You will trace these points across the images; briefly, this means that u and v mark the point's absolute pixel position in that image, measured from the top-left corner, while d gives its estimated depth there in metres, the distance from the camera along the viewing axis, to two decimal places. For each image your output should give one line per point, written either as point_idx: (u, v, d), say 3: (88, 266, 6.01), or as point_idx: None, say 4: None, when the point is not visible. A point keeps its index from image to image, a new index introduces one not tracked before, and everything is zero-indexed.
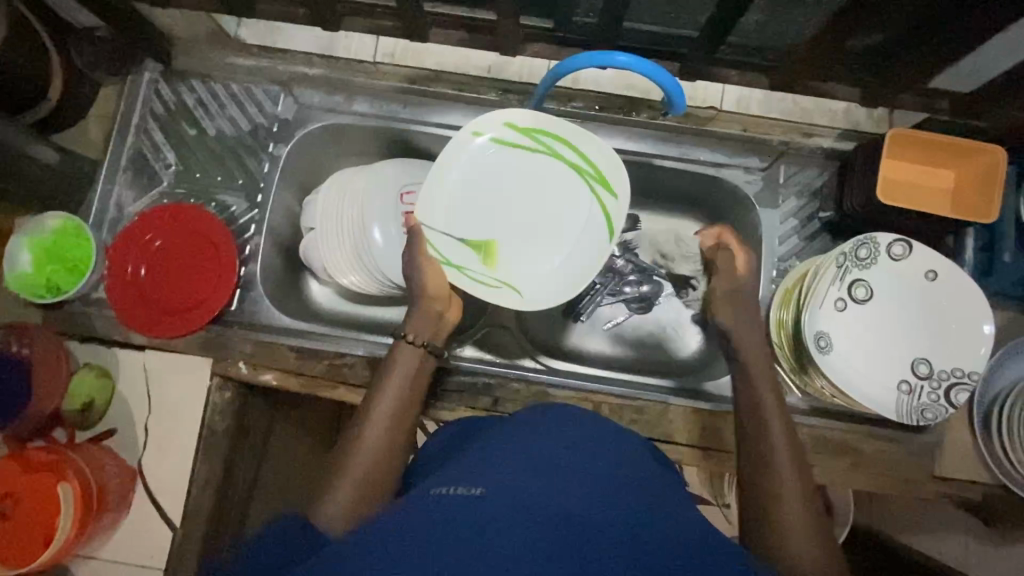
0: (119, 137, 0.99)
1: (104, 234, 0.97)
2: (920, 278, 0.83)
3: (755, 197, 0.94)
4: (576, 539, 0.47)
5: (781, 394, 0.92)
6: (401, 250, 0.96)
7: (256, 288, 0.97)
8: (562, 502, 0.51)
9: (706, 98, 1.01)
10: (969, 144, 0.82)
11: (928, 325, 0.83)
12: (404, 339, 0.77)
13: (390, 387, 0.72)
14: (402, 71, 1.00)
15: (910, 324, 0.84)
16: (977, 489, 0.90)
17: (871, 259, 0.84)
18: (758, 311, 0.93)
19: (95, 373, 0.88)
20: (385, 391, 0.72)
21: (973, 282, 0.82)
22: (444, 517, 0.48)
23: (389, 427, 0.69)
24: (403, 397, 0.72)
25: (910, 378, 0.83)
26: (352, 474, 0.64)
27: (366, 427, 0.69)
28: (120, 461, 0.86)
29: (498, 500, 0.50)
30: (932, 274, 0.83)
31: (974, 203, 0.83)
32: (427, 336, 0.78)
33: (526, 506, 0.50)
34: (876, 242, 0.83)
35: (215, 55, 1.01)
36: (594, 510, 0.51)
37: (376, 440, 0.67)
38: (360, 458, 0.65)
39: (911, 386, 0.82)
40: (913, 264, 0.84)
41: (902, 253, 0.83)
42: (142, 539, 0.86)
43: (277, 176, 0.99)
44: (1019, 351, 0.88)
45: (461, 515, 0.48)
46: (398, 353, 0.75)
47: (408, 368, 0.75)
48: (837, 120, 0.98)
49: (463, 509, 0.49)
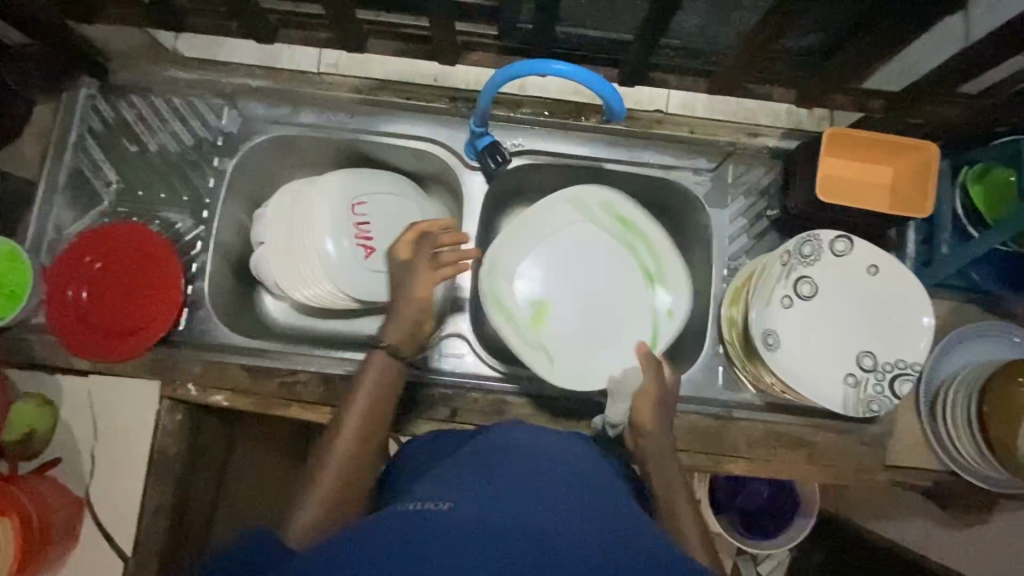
0: (55, 157, 0.96)
1: (43, 257, 0.94)
2: (863, 272, 0.85)
3: (704, 198, 0.96)
4: (558, 552, 0.46)
5: (735, 392, 0.93)
6: (355, 262, 0.95)
7: (205, 307, 0.95)
8: (535, 511, 0.50)
9: (652, 102, 1.01)
10: (906, 140, 0.84)
11: (872, 320, 0.85)
12: (379, 347, 0.76)
13: (364, 392, 0.73)
14: (348, 82, 0.99)
15: (857, 319, 0.85)
16: (926, 476, 0.92)
17: (815, 256, 0.85)
18: (710, 308, 0.95)
19: (34, 402, 0.85)
20: (359, 394, 0.73)
21: (909, 274, 0.85)
22: (418, 529, 0.46)
23: (361, 432, 0.71)
24: (375, 400, 0.73)
25: (856, 371, 0.84)
26: (320, 484, 0.65)
27: (338, 437, 0.70)
28: (66, 490, 0.84)
29: (473, 510, 0.48)
30: (873, 268, 0.85)
31: (910, 196, 0.85)
32: (399, 342, 0.77)
33: (499, 515, 0.48)
34: (818, 238, 0.85)
35: (154, 69, 0.98)
36: (572, 524, 0.50)
37: (347, 459, 0.68)
38: (330, 466, 0.67)
39: (858, 379, 0.84)
40: (856, 258, 0.85)
41: (844, 249, 0.85)
42: (93, 571, 0.83)
43: (224, 191, 0.97)
44: (959, 340, 0.91)
45: (437, 530, 0.46)
46: (369, 362, 0.76)
47: (384, 378, 0.75)
48: (780, 120, 1.00)
49: (439, 521, 0.47)
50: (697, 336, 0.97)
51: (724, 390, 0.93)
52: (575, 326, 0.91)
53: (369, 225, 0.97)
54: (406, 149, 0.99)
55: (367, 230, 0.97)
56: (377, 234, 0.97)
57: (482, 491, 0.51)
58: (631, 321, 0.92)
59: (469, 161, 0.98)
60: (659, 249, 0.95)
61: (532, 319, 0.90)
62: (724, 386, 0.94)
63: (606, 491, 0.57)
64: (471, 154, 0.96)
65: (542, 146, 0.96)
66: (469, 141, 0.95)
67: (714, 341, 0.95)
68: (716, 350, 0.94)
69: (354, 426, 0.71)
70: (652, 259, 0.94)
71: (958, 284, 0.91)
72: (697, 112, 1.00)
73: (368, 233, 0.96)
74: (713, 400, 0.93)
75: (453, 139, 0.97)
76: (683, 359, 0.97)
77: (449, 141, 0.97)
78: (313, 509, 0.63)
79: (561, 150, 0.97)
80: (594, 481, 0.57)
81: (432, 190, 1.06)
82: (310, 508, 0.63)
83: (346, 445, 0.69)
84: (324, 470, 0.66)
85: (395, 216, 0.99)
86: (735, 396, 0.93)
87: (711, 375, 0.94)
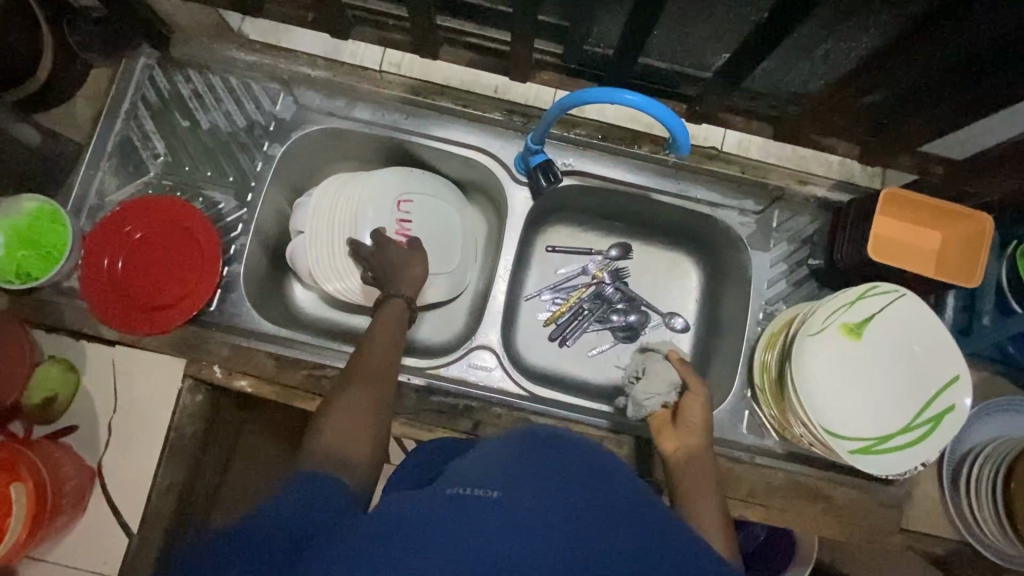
0: (106, 123, 0.95)
1: (83, 221, 0.93)
2: (924, 354, 0.83)
3: (746, 239, 0.96)
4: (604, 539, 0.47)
5: (759, 438, 0.94)
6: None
7: (237, 290, 0.94)
8: (579, 505, 0.49)
9: (708, 138, 0.98)
10: (959, 208, 0.83)
11: (929, 402, 0.82)
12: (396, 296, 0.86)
13: (380, 337, 0.81)
14: (406, 82, 0.98)
15: (917, 400, 0.82)
16: (940, 543, 0.92)
17: (878, 325, 0.84)
18: (743, 352, 0.95)
19: (60, 367, 0.85)
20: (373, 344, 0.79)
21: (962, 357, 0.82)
22: (461, 514, 0.47)
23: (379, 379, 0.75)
24: (388, 351, 0.79)
25: (899, 442, 0.81)
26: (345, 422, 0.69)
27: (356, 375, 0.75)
28: (79, 459, 0.83)
29: (515, 507, 0.48)
30: (934, 348, 0.82)
31: (958, 264, 0.84)
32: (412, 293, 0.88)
33: (545, 513, 0.47)
34: (880, 304, 0.83)
35: (215, 47, 0.98)
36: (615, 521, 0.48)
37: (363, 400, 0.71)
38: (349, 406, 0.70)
39: (901, 447, 0.81)
40: (926, 340, 0.83)
41: (910, 322, 0.83)
42: (96, 543, 0.82)
43: (270, 176, 0.97)
44: (989, 412, 0.91)
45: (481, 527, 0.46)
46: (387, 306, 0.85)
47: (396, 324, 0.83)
48: (834, 172, 0.98)
49: (485, 517, 0.47)
50: (725, 376, 0.97)
51: (747, 434, 0.94)
52: (829, 376, 0.82)
53: (410, 223, 0.96)
54: (454, 156, 0.99)
55: (408, 228, 0.96)
56: (417, 233, 0.97)
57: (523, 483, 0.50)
58: (834, 402, 0.82)
59: (518, 176, 0.98)
60: (941, 403, 0.81)
61: (848, 334, 0.83)
62: (748, 431, 0.94)
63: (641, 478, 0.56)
64: (521, 169, 0.96)
65: (591, 169, 0.97)
66: (520, 155, 0.95)
67: (743, 384, 0.95)
68: (744, 393, 0.94)
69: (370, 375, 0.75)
70: (929, 412, 0.81)
71: (995, 357, 0.91)
72: (751, 153, 0.98)
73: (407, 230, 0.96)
74: (734, 442, 0.93)
75: (504, 151, 0.97)
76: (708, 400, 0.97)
77: (499, 152, 0.97)
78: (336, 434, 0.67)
79: (610, 175, 0.97)
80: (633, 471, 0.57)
81: (473, 198, 1.06)
82: (333, 429, 0.67)
83: (368, 393, 0.72)
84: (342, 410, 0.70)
85: (437, 217, 0.98)
86: (758, 442, 0.93)
87: (736, 418, 0.94)
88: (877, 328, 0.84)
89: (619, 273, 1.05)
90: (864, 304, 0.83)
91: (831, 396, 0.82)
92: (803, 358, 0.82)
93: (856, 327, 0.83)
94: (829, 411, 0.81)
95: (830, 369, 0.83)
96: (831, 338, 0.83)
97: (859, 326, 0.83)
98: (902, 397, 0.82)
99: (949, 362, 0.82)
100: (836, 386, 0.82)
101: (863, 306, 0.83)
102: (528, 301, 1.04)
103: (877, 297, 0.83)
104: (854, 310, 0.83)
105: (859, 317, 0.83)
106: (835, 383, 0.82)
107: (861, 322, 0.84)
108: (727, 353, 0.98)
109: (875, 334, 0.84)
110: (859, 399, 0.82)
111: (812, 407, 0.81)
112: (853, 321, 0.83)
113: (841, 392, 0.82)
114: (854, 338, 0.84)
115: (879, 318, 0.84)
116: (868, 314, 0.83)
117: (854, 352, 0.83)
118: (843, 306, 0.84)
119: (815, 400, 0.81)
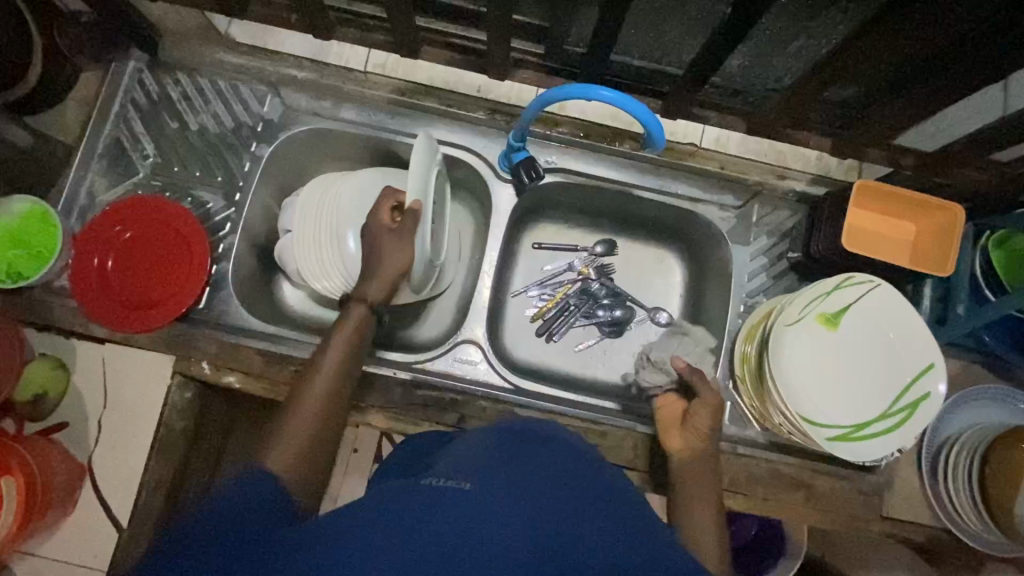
0: (96, 125, 0.97)
1: (73, 222, 0.95)
2: (899, 343, 0.84)
3: (727, 233, 0.98)
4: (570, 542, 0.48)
5: (741, 428, 0.95)
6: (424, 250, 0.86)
7: (227, 288, 0.96)
8: (549, 504, 0.50)
9: (686, 134, 1.03)
10: (932, 200, 0.85)
11: (904, 390, 0.83)
12: (359, 302, 0.83)
13: (337, 348, 0.79)
14: (391, 83, 1.00)
15: (893, 388, 0.84)
16: (922, 531, 0.93)
17: (854, 315, 0.85)
18: (724, 345, 0.97)
19: (49, 365, 0.86)
20: (327, 359, 0.77)
21: (935, 345, 0.84)
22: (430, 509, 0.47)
23: (332, 394, 0.74)
24: (344, 364, 0.77)
25: (875, 429, 0.83)
26: (295, 444, 0.67)
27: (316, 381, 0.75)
28: (69, 455, 0.84)
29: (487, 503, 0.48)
30: (907, 337, 0.84)
31: (932, 254, 0.86)
32: (376, 294, 0.83)
33: (518, 507, 0.48)
34: (856, 294, 0.85)
35: (203, 50, 1.00)
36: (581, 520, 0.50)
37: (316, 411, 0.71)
38: (302, 422, 0.69)
39: (876, 434, 0.83)
40: (900, 329, 0.84)
41: (885, 312, 0.85)
42: (86, 539, 0.83)
43: (258, 175, 0.98)
44: (968, 400, 0.92)
45: (456, 512, 0.47)
46: (349, 314, 0.82)
47: (359, 329, 0.82)
48: (812, 165, 1.01)
49: (460, 507, 0.47)
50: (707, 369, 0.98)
51: (729, 425, 0.95)
52: (807, 364, 0.84)
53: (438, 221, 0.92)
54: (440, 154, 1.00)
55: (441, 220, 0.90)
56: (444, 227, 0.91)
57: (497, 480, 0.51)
58: (812, 390, 0.83)
59: (501, 173, 0.99)
60: (916, 390, 0.83)
61: (826, 323, 0.85)
62: (730, 421, 0.95)
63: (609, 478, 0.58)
64: (504, 167, 0.98)
65: (573, 165, 0.98)
66: (503, 152, 0.97)
67: (725, 374, 0.97)
68: (726, 384, 0.96)
69: (323, 388, 0.74)
70: (904, 400, 0.83)
71: (972, 345, 0.92)
72: (729, 149, 1.02)
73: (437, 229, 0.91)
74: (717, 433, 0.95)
75: (487, 149, 0.99)
76: None
77: (483, 151, 0.99)
78: (288, 453, 0.66)
79: (592, 171, 0.98)
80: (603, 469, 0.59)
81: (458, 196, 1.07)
82: (289, 446, 0.66)
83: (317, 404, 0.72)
84: (293, 426, 0.68)
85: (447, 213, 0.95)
86: (740, 431, 0.95)
87: None
88: (854, 317, 0.85)
89: (604, 268, 1.07)
90: (841, 294, 0.85)
91: (808, 385, 0.83)
92: (782, 347, 0.83)
93: (833, 317, 0.85)
94: (807, 398, 0.83)
95: (808, 358, 0.84)
96: (809, 327, 0.85)
97: (836, 315, 0.85)
98: (878, 384, 0.84)
99: (923, 350, 0.84)
100: (813, 374, 0.84)
101: (840, 296, 0.85)
102: (514, 297, 1.06)
103: (854, 287, 0.85)
104: (831, 300, 0.85)
105: (836, 306, 0.85)
106: (812, 372, 0.84)
107: (838, 311, 0.85)
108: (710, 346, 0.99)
109: (851, 323, 0.85)
110: (835, 387, 0.84)
111: (791, 395, 0.82)
112: (831, 311, 0.85)
113: (818, 380, 0.84)
114: (832, 327, 0.86)
115: (856, 308, 0.85)
116: (843, 304, 0.85)
117: (832, 341, 0.85)
118: (821, 296, 0.85)
119: (793, 388, 0.83)
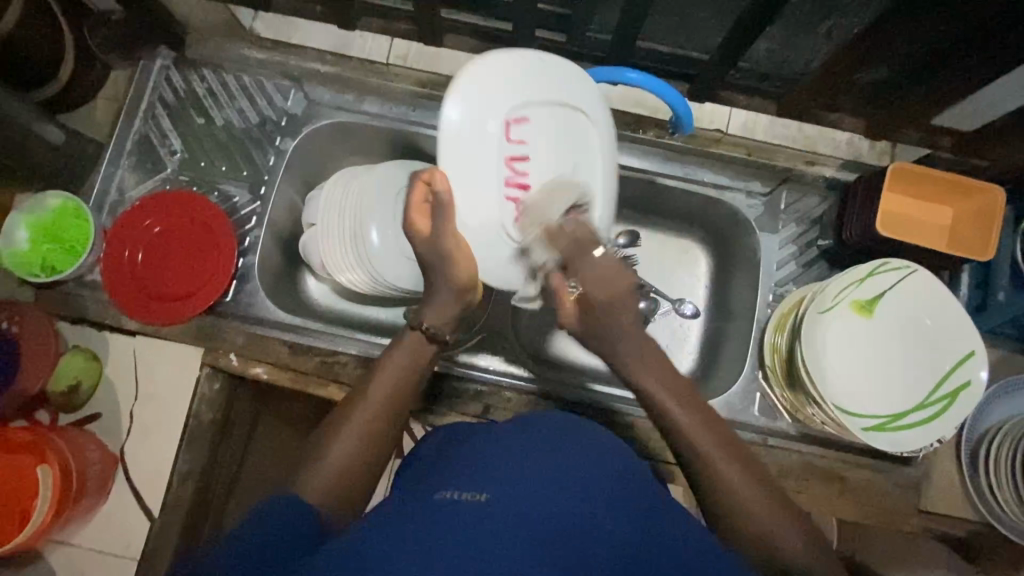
0: (125, 122, 0.98)
1: (104, 217, 0.96)
2: (937, 330, 0.82)
3: (755, 222, 0.96)
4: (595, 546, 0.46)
5: (771, 420, 0.92)
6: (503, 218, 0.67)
7: (253, 281, 0.96)
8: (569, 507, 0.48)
9: (713, 120, 0.99)
10: (970, 182, 0.83)
11: (944, 377, 0.81)
12: (414, 328, 0.71)
13: (385, 376, 0.68)
14: (413, 75, 1.00)
15: (931, 375, 0.81)
16: (960, 526, 0.90)
17: (889, 301, 0.83)
18: (753, 335, 0.94)
19: (83, 356, 0.88)
20: (375, 383, 0.67)
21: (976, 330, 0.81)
22: (440, 517, 0.46)
23: (371, 427, 0.64)
24: (394, 392, 0.67)
25: (914, 418, 0.80)
26: (331, 467, 0.60)
27: (367, 402, 0.66)
28: (103, 446, 0.86)
29: (501, 511, 0.47)
30: (945, 322, 0.81)
31: (971, 239, 0.84)
32: (437, 325, 0.71)
33: (523, 515, 0.46)
34: (892, 281, 0.83)
35: (228, 46, 1.01)
36: (596, 521, 0.48)
37: (359, 434, 0.63)
38: (340, 452, 0.61)
39: (915, 423, 0.80)
40: (939, 314, 0.82)
41: (922, 298, 0.82)
42: (120, 528, 0.85)
43: (283, 170, 0.99)
44: (1010, 389, 0.89)
45: (454, 524, 0.46)
46: (401, 342, 0.71)
47: (413, 358, 0.70)
48: (840, 150, 0.98)
49: (462, 517, 0.46)
50: (734, 360, 0.97)
51: (760, 416, 0.93)
52: (840, 353, 0.82)
53: (526, 158, 0.67)
54: None
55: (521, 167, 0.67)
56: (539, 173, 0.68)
57: (513, 482, 0.50)
58: (847, 380, 0.81)
59: None
60: (957, 378, 0.80)
61: (860, 311, 0.83)
62: (760, 413, 0.93)
63: (638, 470, 0.56)
64: None
65: None
66: None
67: (754, 365, 0.94)
68: (755, 375, 0.94)
69: (363, 419, 0.64)
70: (944, 389, 0.80)
71: (1012, 333, 0.89)
72: (757, 134, 0.99)
73: (524, 172, 0.67)
74: (746, 424, 0.93)
75: None
76: (719, 383, 0.96)
77: None
78: (327, 479, 0.60)
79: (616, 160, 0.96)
80: (634, 464, 0.56)
81: None
82: (325, 474, 0.60)
83: (359, 423, 0.64)
84: (331, 453, 0.61)
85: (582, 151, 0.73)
86: (770, 423, 0.92)
87: (748, 401, 0.93)
88: (889, 303, 0.83)
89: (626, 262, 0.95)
90: (875, 280, 0.83)
91: (841, 375, 0.81)
92: (813, 337, 0.82)
93: (866, 304, 0.83)
94: (841, 387, 0.81)
95: (841, 347, 0.82)
96: (841, 316, 0.83)
97: (870, 302, 0.83)
98: (916, 373, 0.81)
99: (966, 336, 0.80)
100: (846, 364, 0.82)
101: (874, 282, 0.83)
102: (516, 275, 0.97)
103: (889, 273, 0.83)
104: (864, 287, 0.83)
105: (869, 293, 0.83)
106: (846, 361, 0.82)
107: (872, 299, 0.83)
108: (738, 337, 0.97)
109: (886, 310, 0.83)
110: (872, 376, 0.82)
111: (823, 385, 0.81)
112: (864, 298, 0.83)
113: (853, 369, 0.82)
114: (866, 315, 0.83)
115: (890, 294, 0.83)
116: (878, 291, 0.83)
117: (867, 330, 0.83)
118: (853, 284, 0.83)
119: (826, 379, 0.81)
